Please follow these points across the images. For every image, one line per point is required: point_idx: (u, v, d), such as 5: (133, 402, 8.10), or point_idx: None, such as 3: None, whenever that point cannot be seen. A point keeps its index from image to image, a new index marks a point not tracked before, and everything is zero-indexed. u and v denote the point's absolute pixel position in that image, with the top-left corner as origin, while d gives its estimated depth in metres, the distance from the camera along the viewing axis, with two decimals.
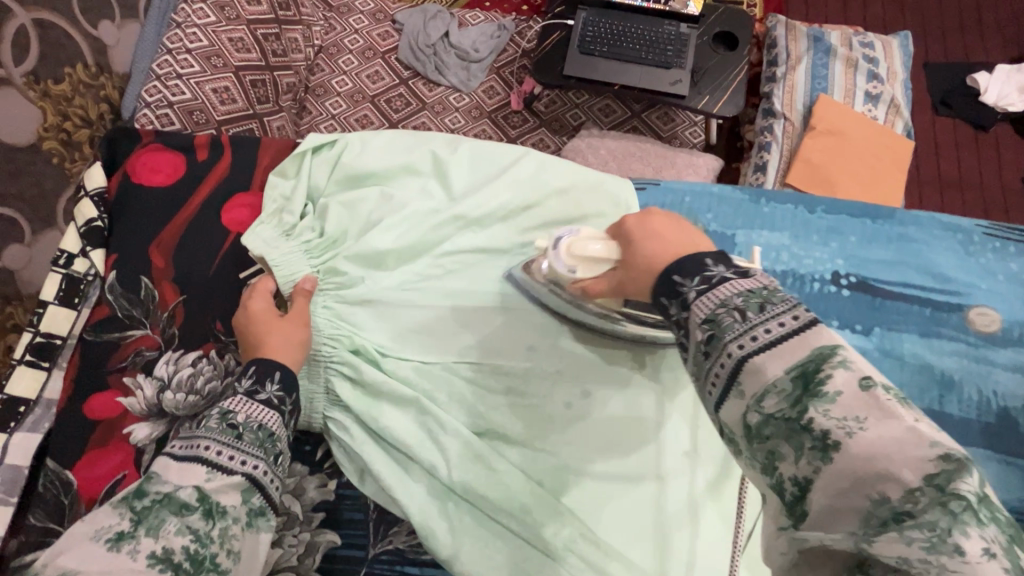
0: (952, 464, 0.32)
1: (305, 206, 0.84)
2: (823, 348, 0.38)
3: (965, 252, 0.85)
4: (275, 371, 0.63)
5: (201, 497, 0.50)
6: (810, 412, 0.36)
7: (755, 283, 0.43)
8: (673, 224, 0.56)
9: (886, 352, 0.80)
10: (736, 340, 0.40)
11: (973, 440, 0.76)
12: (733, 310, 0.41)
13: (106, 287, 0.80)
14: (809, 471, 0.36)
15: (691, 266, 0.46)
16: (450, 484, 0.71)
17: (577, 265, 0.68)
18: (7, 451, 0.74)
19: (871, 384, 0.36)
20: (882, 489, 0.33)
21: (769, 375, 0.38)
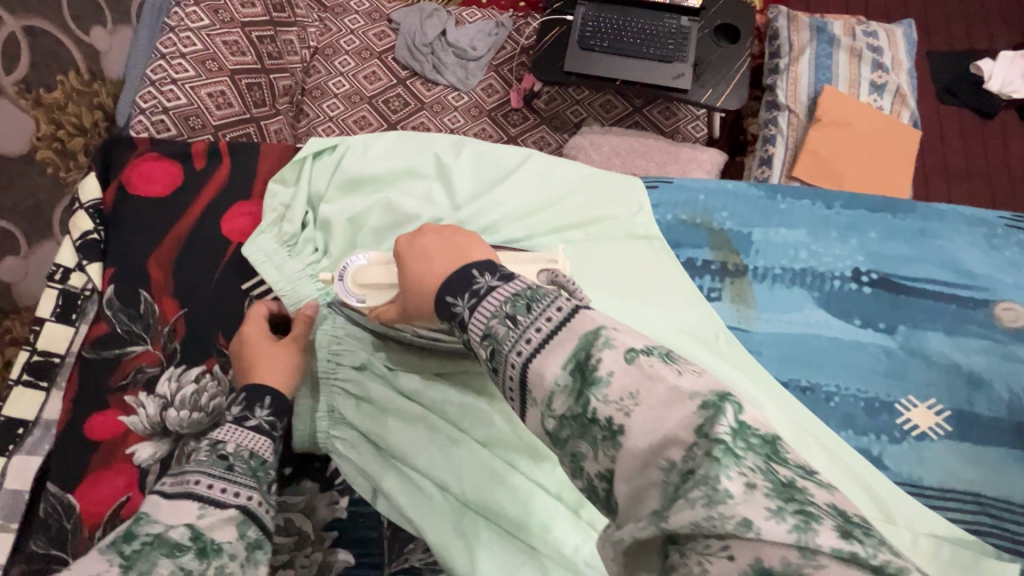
0: (710, 411, 0.33)
1: (305, 212, 0.81)
2: (588, 333, 0.39)
3: (989, 246, 0.83)
4: (265, 397, 0.64)
5: (195, 536, 0.48)
6: (591, 403, 0.37)
7: (517, 287, 0.46)
8: (442, 238, 0.58)
9: (911, 351, 0.78)
10: (514, 348, 0.42)
11: (1004, 441, 0.74)
12: (502, 320, 0.43)
13: (104, 302, 0.77)
14: (609, 462, 0.36)
15: (460, 285, 0.49)
16: (465, 500, 0.69)
17: (367, 293, 0.70)
18: (7, 475, 0.71)
19: (635, 354, 0.37)
20: (667, 456, 0.33)
21: (547, 377, 0.39)
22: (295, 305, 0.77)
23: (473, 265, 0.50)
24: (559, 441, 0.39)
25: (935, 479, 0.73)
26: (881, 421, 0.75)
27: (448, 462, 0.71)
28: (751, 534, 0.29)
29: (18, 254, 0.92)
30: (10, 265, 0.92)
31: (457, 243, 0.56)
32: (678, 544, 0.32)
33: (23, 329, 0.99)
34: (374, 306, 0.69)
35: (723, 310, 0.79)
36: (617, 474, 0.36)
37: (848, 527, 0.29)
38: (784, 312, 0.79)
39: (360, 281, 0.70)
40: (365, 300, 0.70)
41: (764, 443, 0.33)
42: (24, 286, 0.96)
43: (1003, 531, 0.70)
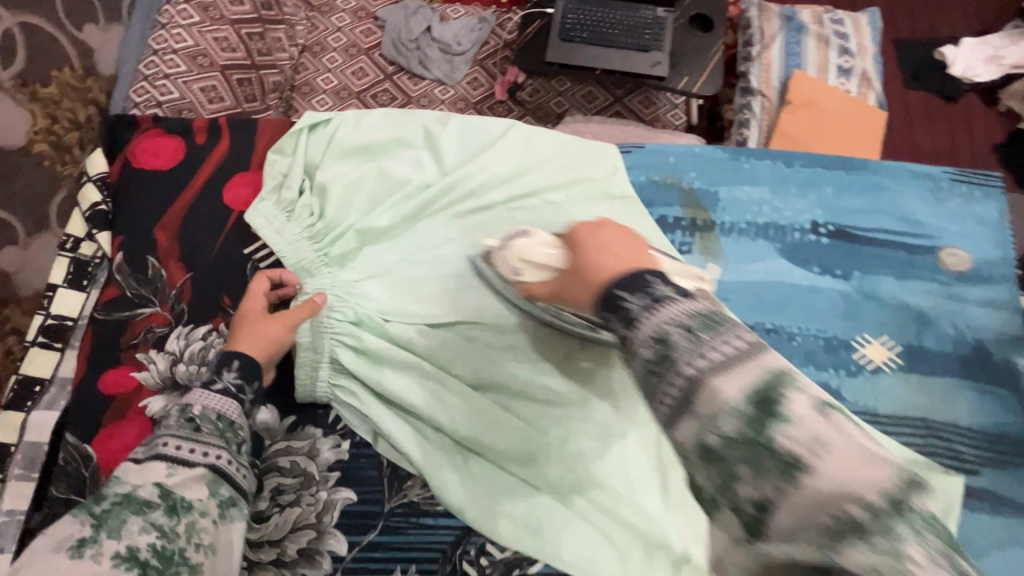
0: (908, 485, 0.33)
1: (302, 181, 0.87)
2: (780, 372, 0.37)
3: (935, 198, 0.90)
4: (234, 360, 0.65)
5: (164, 494, 0.53)
6: (771, 433, 0.35)
7: (701, 304, 0.41)
8: (617, 236, 0.54)
9: (865, 294, 0.85)
10: (690, 360, 0.38)
11: (951, 371, 0.82)
12: (684, 328, 0.39)
13: (114, 268, 0.82)
14: (770, 491, 0.34)
15: (636, 282, 0.44)
16: (459, 438, 0.75)
17: (524, 266, 0.67)
18: (26, 429, 0.76)
19: (829, 408, 0.36)
20: (847, 508, 0.32)
21: (725, 398, 0.36)
22: (298, 269, 0.82)
23: (649, 269, 0.46)
24: (716, 459, 0.36)
25: (888, 408, 0.80)
26: (839, 357, 0.82)
27: (443, 404, 0.76)
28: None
29: (17, 245, 0.90)
30: (9, 254, 0.89)
31: (634, 249, 0.51)
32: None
33: (24, 317, 0.93)
34: (527, 281, 0.66)
35: (692, 261, 0.86)
36: (777, 507, 0.34)
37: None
38: (749, 261, 0.86)
39: (523, 256, 0.66)
40: (519, 274, 0.67)
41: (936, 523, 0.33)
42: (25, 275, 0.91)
43: (950, 452, 0.78)
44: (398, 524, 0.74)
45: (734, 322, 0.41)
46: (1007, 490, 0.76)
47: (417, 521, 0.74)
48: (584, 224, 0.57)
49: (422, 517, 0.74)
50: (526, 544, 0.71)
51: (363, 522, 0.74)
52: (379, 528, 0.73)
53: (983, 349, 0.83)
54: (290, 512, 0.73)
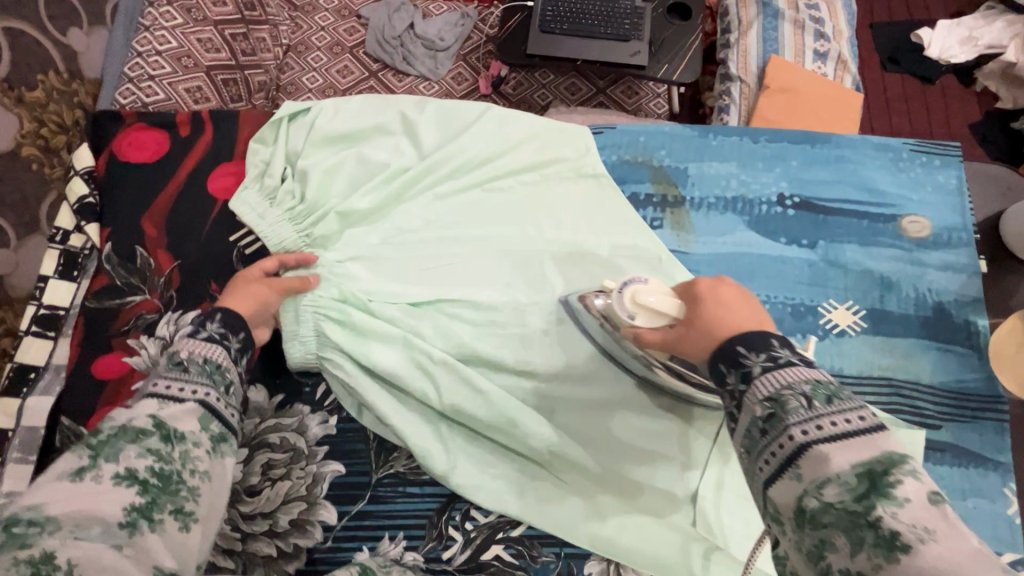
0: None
1: (285, 169, 0.89)
2: (893, 454, 0.40)
3: (896, 168, 0.93)
4: (217, 313, 0.63)
5: (156, 424, 0.50)
6: (878, 511, 0.39)
7: (821, 373, 0.46)
8: (742, 296, 0.57)
9: (831, 261, 0.88)
10: (801, 425, 0.43)
11: (914, 332, 0.85)
12: (800, 395, 0.44)
13: (103, 258, 0.85)
14: (868, 567, 0.38)
15: (757, 342, 0.49)
16: (442, 409, 0.78)
17: (637, 310, 0.66)
18: (23, 414, 0.79)
19: (940, 499, 0.39)
20: None
21: (832, 465, 0.41)
22: (277, 250, 0.86)
23: (774, 332, 0.49)
24: (812, 517, 0.41)
25: (853, 368, 0.83)
26: (807, 323, 0.85)
27: (427, 378, 0.79)
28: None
29: (6, 246, 0.88)
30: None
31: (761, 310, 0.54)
32: None
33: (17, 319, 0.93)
34: (641, 326, 0.66)
35: (664, 236, 0.89)
36: None
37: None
38: (718, 235, 0.89)
39: (637, 298, 0.66)
40: (635, 318, 0.66)
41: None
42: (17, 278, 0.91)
43: (914, 408, 0.81)
44: (385, 493, 0.77)
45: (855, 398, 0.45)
46: (971, 444, 0.80)
47: (403, 490, 0.77)
48: (705, 278, 0.59)
49: (408, 486, 0.77)
50: (511, 505, 0.75)
51: (352, 492, 0.77)
52: (367, 497, 0.77)
53: (944, 311, 0.86)
54: (281, 485, 0.76)
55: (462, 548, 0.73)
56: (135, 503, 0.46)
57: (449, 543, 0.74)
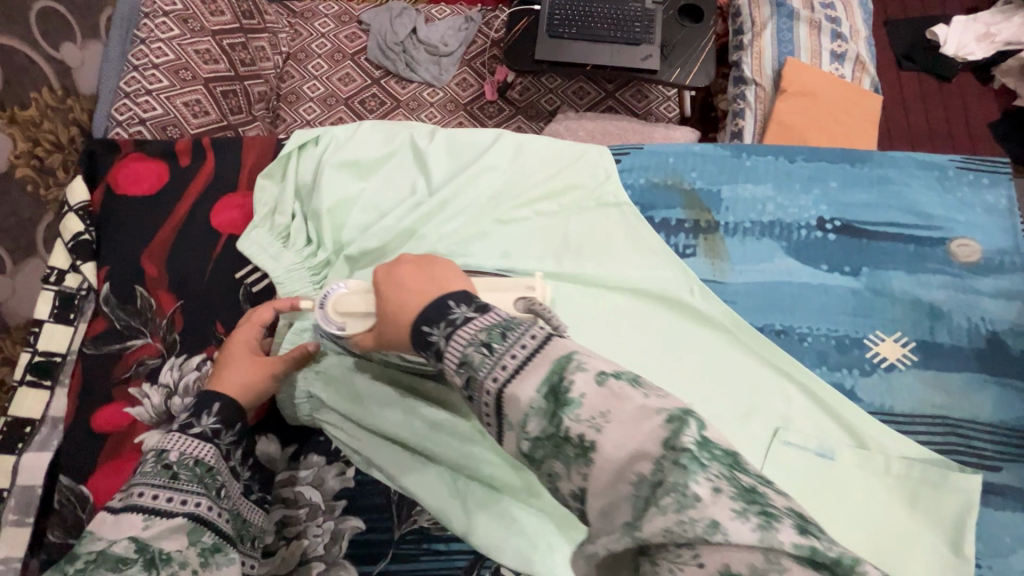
0: (674, 424, 0.36)
1: (294, 205, 0.85)
2: (560, 360, 0.41)
3: (943, 188, 0.88)
4: (213, 403, 0.63)
5: (139, 548, 0.50)
6: (564, 422, 0.38)
7: (494, 317, 0.47)
8: (420, 269, 0.58)
9: (876, 290, 0.83)
10: (489, 375, 0.42)
11: (969, 365, 0.80)
12: (478, 347, 0.44)
13: (101, 300, 0.80)
14: (581, 479, 0.38)
15: (436, 315, 0.50)
16: (455, 468, 0.74)
17: (347, 321, 0.69)
18: (19, 472, 0.73)
19: (605, 377, 0.39)
20: (637, 469, 0.35)
21: (523, 400, 0.40)
22: (290, 298, 0.80)
23: (448, 295, 0.51)
24: (536, 461, 0.40)
25: (905, 406, 0.78)
26: (851, 356, 0.80)
27: (432, 438, 0.74)
28: (716, 536, 0.32)
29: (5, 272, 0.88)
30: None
31: (440, 275, 0.56)
32: (648, 554, 0.34)
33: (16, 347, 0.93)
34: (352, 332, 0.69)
35: (697, 264, 0.84)
36: (591, 491, 0.37)
37: (803, 523, 0.33)
38: (756, 263, 0.84)
39: (339, 309, 0.69)
40: (344, 328, 0.69)
41: (725, 454, 0.36)
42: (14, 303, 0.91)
43: (971, 449, 0.76)
44: (409, 551, 0.72)
45: (527, 322, 0.45)
46: None
47: (428, 547, 0.72)
48: (382, 266, 0.60)
49: (434, 543, 0.72)
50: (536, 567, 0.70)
51: (373, 550, 0.72)
52: (390, 556, 0.72)
53: (999, 341, 0.81)
54: (297, 545, 0.71)
55: None
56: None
57: None
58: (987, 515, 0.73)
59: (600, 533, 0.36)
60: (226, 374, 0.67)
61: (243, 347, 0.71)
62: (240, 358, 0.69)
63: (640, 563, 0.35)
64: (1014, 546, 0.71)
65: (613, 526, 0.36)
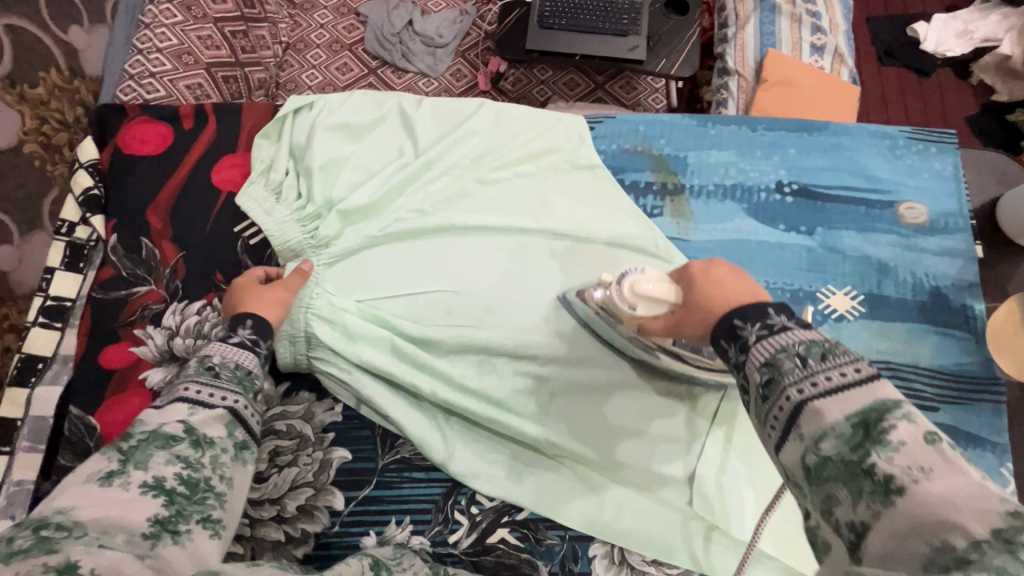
0: (1020, 522, 0.33)
1: (288, 163, 0.91)
2: (886, 401, 0.41)
3: (892, 155, 0.94)
4: (247, 319, 0.66)
5: (188, 430, 0.53)
6: (871, 457, 0.39)
7: (819, 335, 0.47)
8: (736, 277, 0.59)
9: (829, 248, 0.89)
10: (796, 384, 0.44)
11: (912, 317, 0.86)
12: (794, 356, 0.46)
13: (109, 249, 0.86)
14: (868, 515, 0.38)
15: (753, 313, 0.51)
16: (442, 403, 0.80)
17: (637, 300, 0.70)
18: (31, 405, 0.80)
19: (936, 438, 0.38)
20: (945, 537, 0.35)
21: (827, 418, 0.42)
22: (283, 247, 0.86)
23: (768, 303, 0.51)
24: (816, 478, 0.41)
25: None
26: (805, 308, 0.86)
27: (421, 376, 0.81)
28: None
29: (12, 242, 0.94)
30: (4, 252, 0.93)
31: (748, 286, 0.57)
32: None
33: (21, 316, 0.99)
34: (641, 315, 0.70)
35: (663, 223, 0.90)
36: (874, 530, 0.37)
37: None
38: (717, 221, 0.91)
39: (636, 289, 0.70)
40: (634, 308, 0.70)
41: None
42: (19, 273, 0.96)
43: (911, 391, 0.82)
44: (392, 478, 0.78)
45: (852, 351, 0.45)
46: (967, 424, 0.81)
47: (409, 475, 0.78)
48: (699, 262, 0.63)
49: (414, 471, 0.78)
50: (515, 493, 0.76)
51: (358, 478, 0.78)
52: (374, 483, 0.77)
53: (941, 295, 0.87)
54: (289, 471, 0.77)
55: (468, 531, 0.75)
56: (160, 513, 0.46)
57: (455, 527, 0.75)
58: None
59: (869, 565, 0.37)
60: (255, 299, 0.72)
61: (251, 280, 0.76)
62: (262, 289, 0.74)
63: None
64: None
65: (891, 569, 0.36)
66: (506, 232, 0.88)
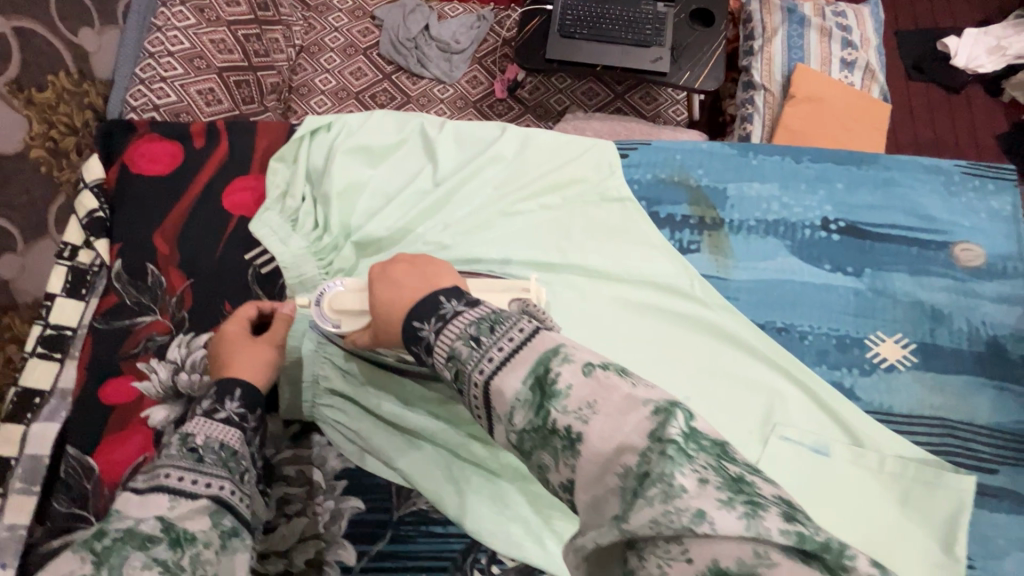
0: (661, 416, 0.37)
1: (305, 188, 0.86)
2: (547, 352, 0.43)
3: (947, 192, 0.89)
4: (235, 388, 0.62)
5: (166, 527, 0.47)
6: (551, 416, 0.40)
7: (484, 310, 0.49)
8: (412, 267, 0.61)
9: (878, 292, 0.83)
10: (477, 367, 0.45)
11: (968, 368, 0.80)
12: (466, 340, 0.47)
13: (112, 276, 0.81)
14: (569, 471, 0.39)
15: (427, 311, 0.52)
16: (456, 450, 0.75)
17: (341, 318, 0.73)
18: (28, 440, 0.75)
19: (592, 366, 0.41)
20: (624, 462, 0.37)
21: (507, 392, 0.43)
22: (296, 281, 0.82)
23: (440, 291, 0.53)
24: (526, 453, 0.42)
25: (904, 406, 0.78)
26: (852, 356, 0.80)
27: (430, 421, 0.77)
28: (702, 527, 0.32)
29: (16, 251, 0.88)
30: (8, 262, 0.87)
31: (420, 269, 0.60)
32: (636, 549, 0.35)
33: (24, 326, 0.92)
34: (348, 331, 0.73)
35: (700, 260, 0.85)
36: (577, 483, 0.39)
37: (792, 511, 0.34)
38: (759, 260, 0.85)
39: (334, 306, 0.73)
40: (339, 326, 0.73)
41: (713, 444, 0.37)
42: (23, 282, 0.91)
43: (967, 450, 0.76)
44: (407, 533, 0.73)
45: (511, 318, 0.48)
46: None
47: (427, 529, 0.73)
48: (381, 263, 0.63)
49: (432, 525, 0.73)
50: (530, 551, 0.71)
51: (371, 531, 0.73)
52: (389, 537, 0.72)
53: (999, 345, 0.81)
54: (297, 522, 0.72)
55: None
56: None
57: None
58: (981, 518, 0.73)
59: (589, 526, 0.37)
60: (239, 356, 0.68)
61: (242, 328, 0.71)
62: (242, 344, 0.69)
63: (628, 558, 0.36)
64: (1007, 548, 0.72)
65: (599, 522, 0.36)
66: (527, 270, 0.82)
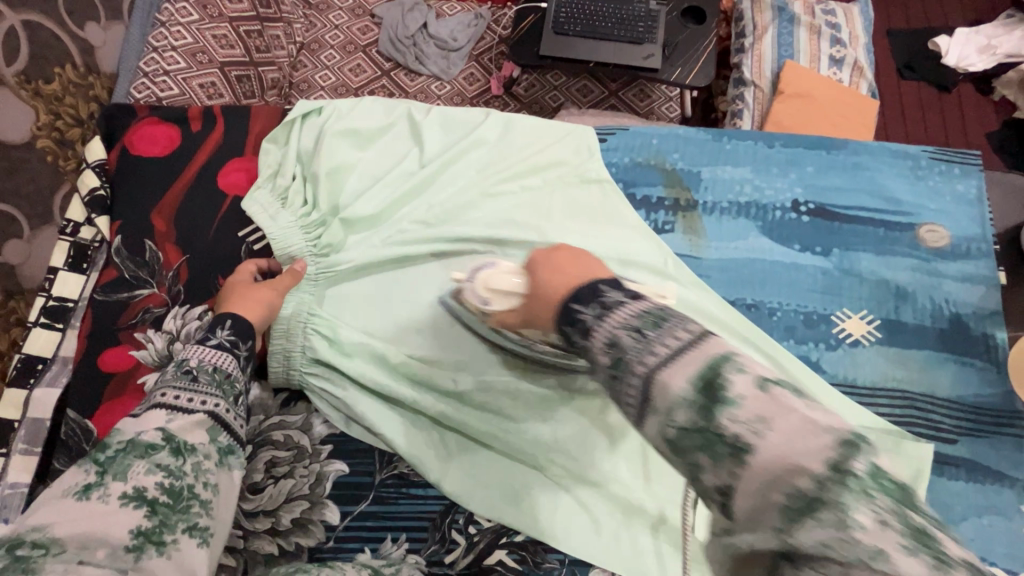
0: (849, 449, 0.33)
1: (296, 168, 0.90)
2: (716, 356, 0.38)
3: (914, 177, 0.92)
4: (226, 320, 0.67)
5: (167, 437, 0.52)
6: (718, 420, 0.35)
7: (649, 303, 0.43)
8: (574, 254, 0.57)
9: (845, 271, 0.87)
10: (640, 359, 0.40)
11: (931, 344, 0.83)
12: (630, 330, 0.41)
13: (112, 251, 0.85)
14: (728, 478, 0.35)
15: (587, 295, 0.47)
16: (436, 417, 0.79)
17: (492, 296, 0.70)
18: (29, 406, 0.79)
19: (768, 384, 0.36)
20: (795, 484, 0.33)
21: (673, 389, 0.37)
22: (284, 255, 0.85)
23: (599, 279, 0.48)
24: None
25: (867, 379, 0.81)
26: (819, 331, 0.84)
27: (412, 390, 0.80)
28: (881, 563, 0.30)
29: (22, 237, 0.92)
30: (15, 247, 0.91)
31: (581, 257, 0.55)
32: (793, 563, 0.32)
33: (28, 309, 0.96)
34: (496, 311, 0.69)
35: (674, 240, 0.88)
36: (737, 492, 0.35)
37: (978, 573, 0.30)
38: (730, 240, 0.88)
39: (489, 285, 0.70)
40: (490, 304, 0.70)
41: (895, 487, 0.33)
42: (28, 268, 0.94)
43: (928, 421, 0.79)
44: (388, 494, 0.76)
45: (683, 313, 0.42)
46: (987, 459, 0.77)
47: (408, 491, 0.77)
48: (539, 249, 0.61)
49: (412, 487, 0.77)
50: (507, 515, 0.74)
51: (355, 492, 0.76)
52: (371, 497, 0.76)
53: (961, 323, 0.84)
54: (284, 484, 0.76)
55: (464, 552, 0.73)
56: (143, 526, 0.46)
57: (451, 547, 0.73)
58: (940, 485, 0.76)
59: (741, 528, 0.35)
60: (242, 301, 0.72)
61: (244, 278, 0.77)
62: (244, 292, 0.73)
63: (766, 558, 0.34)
64: (966, 515, 0.74)
65: (758, 528, 0.34)
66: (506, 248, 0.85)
